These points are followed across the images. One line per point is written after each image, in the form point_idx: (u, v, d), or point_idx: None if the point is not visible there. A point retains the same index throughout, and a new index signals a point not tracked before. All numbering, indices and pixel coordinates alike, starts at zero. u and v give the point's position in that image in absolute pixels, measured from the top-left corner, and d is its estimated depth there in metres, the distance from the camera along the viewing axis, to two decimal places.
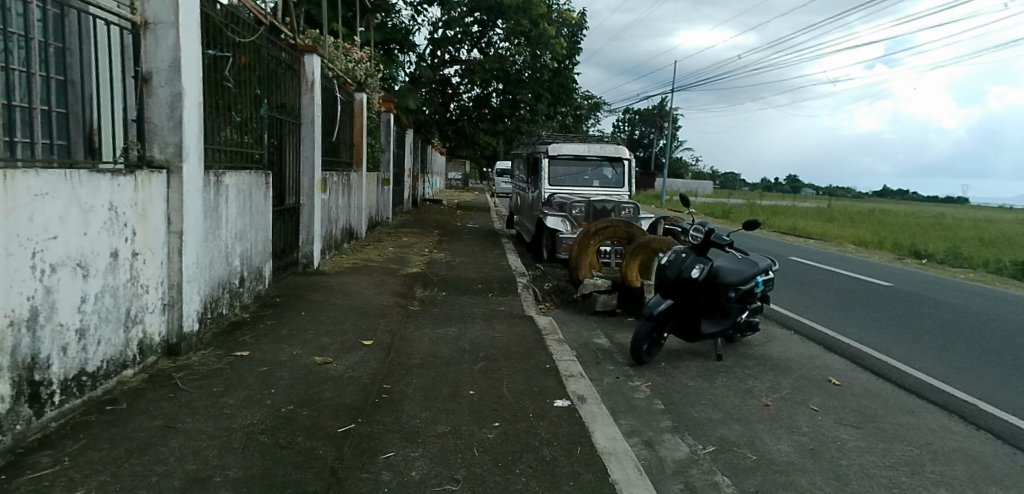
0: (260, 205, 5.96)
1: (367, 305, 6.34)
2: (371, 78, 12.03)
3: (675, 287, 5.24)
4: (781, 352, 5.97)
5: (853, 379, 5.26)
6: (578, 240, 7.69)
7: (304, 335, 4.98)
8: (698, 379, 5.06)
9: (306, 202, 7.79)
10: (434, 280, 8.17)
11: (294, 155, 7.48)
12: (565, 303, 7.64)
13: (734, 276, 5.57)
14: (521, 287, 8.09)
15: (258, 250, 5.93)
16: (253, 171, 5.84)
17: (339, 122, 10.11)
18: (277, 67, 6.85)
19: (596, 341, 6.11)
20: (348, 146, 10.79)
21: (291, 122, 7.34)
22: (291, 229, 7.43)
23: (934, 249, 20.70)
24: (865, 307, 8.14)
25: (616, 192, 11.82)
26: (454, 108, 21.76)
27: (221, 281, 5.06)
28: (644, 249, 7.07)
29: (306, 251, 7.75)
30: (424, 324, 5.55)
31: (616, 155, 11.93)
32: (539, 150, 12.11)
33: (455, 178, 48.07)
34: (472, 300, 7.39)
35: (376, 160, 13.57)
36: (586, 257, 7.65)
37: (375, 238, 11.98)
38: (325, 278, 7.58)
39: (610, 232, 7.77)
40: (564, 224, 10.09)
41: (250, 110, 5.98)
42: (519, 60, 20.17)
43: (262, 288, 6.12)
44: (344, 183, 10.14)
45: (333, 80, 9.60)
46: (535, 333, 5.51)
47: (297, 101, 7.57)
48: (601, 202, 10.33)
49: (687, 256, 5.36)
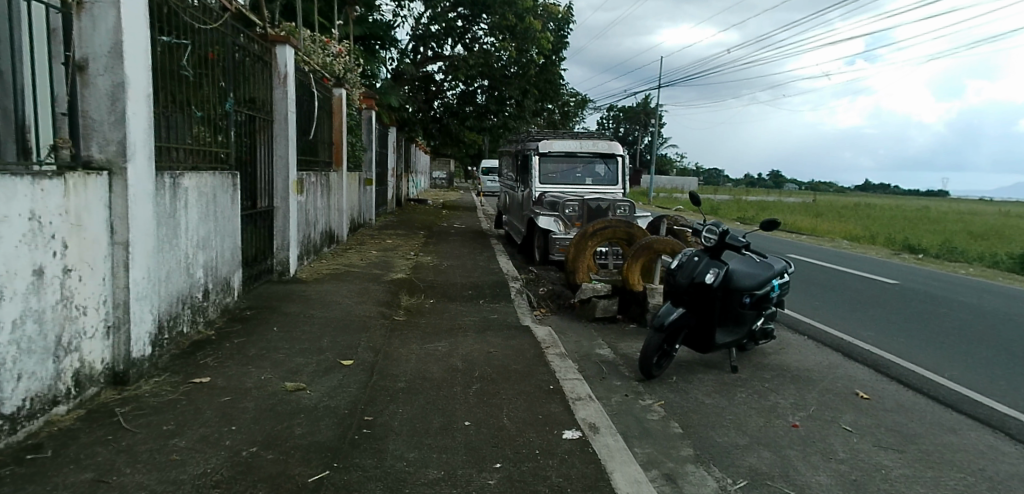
0: (226, 209, 5.38)
1: (349, 317, 5.81)
2: (351, 74, 11.45)
3: (687, 295, 4.80)
4: (798, 362, 5.56)
5: (882, 394, 4.88)
6: (575, 242, 7.20)
7: (276, 356, 4.44)
8: (715, 395, 4.60)
9: (280, 205, 7.21)
10: (420, 286, 7.65)
11: (266, 154, 6.90)
12: (562, 310, 7.17)
13: (749, 280, 5.15)
14: (514, 292, 7.60)
15: (225, 258, 5.35)
16: (218, 171, 5.25)
17: (317, 119, 9.53)
18: (245, 58, 6.26)
19: (598, 353, 5.63)
20: (327, 145, 10.20)
21: (262, 118, 6.76)
22: (264, 234, 6.86)
23: (925, 243, 20.62)
24: (875, 308, 7.79)
25: (609, 190, 11.36)
26: (439, 106, 21.20)
27: (179, 295, 4.49)
28: (646, 250, 6.72)
29: (281, 257, 7.19)
30: (411, 339, 5.03)
31: (609, 151, 11.47)
32: (529, 147, 11.60)
33: (439, 178, 47.45)
34: (462, 308, 6.88)
35: (358, 159, 12.99)
36: (584, 260, 7.17)
37: (358, 241, 11.41)
38: (303, 287, 7.01)
39: (608, 233, 7.30)
40: (558, 225, 9.77)
41: (214, 105, 5.39)
42: (505, 55, 19.65)
43: (231, 300, 5.56)
44: (323, 184, 9.56)
45: (309, 74, 9.01)
46: (533, 346, 5.01)
47: (269, 96, 6.98)
48: (596, 201, 9.79)
49: (700, 260, 4.91)
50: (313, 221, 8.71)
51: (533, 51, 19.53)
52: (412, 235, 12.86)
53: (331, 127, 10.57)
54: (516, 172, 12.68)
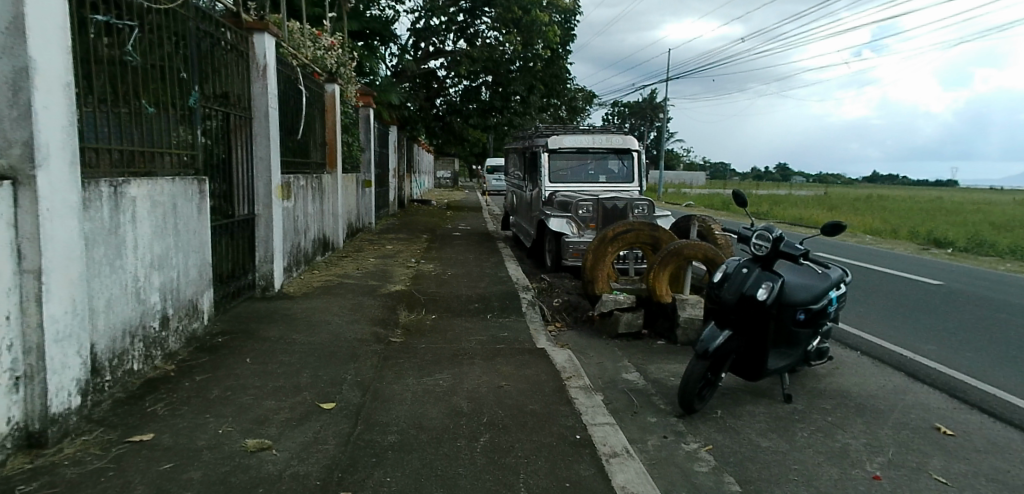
0: (190, 221, 4.62)
1: (337, 341, 5.04)
2: (345, 69, 10.70)
3: (735, 314, 4.03)
4: (859, 386, 4.73)
5: (970, 426, 4.03)
6: (592, 247, 6.42)
7: (241, 398, 3.67)
8: (772, 436, 3.80)
9: (262, 212, 6.43)
10: (421, 299, 6.88)
11: (243, 156, 6.15)
12: (579, 324, 6.41)
13: (805, 293, 4.37)
14: (525, 304, 6.83)
15: (188, 278, 4.60)
16: (180, 177, 4.50)
17: (307, 118, 8.81)
18: (215, 48, 5.49)
19: (625, 379, 4.85)
20: (319, 145, 9.47)
21: (238, 116, 6.01)
22: (244, 246, 6.12)
23: (953, 236, 19.67)
24: (929, 315, 6.96)
25: (624, 187, 10.58)
26: (441, 104, 20.48)
27: (126, 328, 3.74)
28: (674, 256, 5.93)
29: (263, 271, 6.43)
30: (407, 369, 4.27)
31: (624, 146, 10.64)
32: (538, 143, 10.81)
33: (445, 178, 46.84)
34: (467, 326, 6.10)
35: (355, 159, 12.24)
36: (603, 268, 6.37)
37: (356, 247, 10.68)
38: (289, 304, 6.25)
39: (631, 238, 6.50)
40: (570, 226, 9.02)
41: (175, 100, 4.63)
42: (510, 49, 18.85)
43: (199, 326, 4.81)
44: (315, 187, 8.81)
45: (296, 68, 8.27)
46: (551, 376, 4.23)
47: (245, 90, 6.19)
48: (612, 200, 9.04)
49: (750, 272, 4.11)
50: (303, 228, 7.97)
51: (538, 44, 18.74)
52: (415, 240, 12.13)
53: (324, 126, 9.83)
54: (524, 171, 11.90)
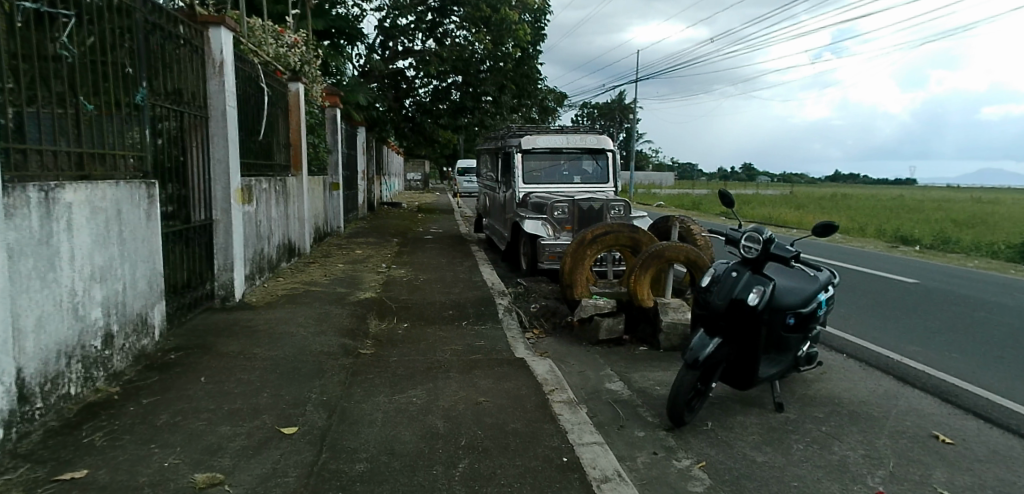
0: (137, 228, 4.18)
1: (301, 354, 4.68)
2: (309, 67, 10.25)
3: (725, 321, 3.85)
4: (850, 394, 4.62)
5: (964, 433, 3.92)
6: (571, 250, 6.19)
7: (191, 425, 3.29)
8: (767, 449, 3.62)
9: (220, 217, 6.00)
10: (392, 307, 6.54)
11: (198, 158, 5.71)
12: (559, 331, 6.18)
13: (794, 297, 4.22)
14: (502, 310, 6.56)
15: (136, 290, 4.15)
16: (125, 180, 4.06)
17: (269, 118, 8.39)
18: (167, 41, 5.03)
19: (610, 389, 4.63)
20: (283, 147, 9.05)
21: (192, 115, 5.56)
22: (201, 254, 5.71)
23: (915, 233, 20.17)
24: (908, 316, 6.95)
25: (599, 188, 10.40)
26: (411, 104, 20.09)
27: (60, 348, 3.30)
28: (656, 258, 5.74)
29: (222, 280, 6.00)
30: (378, 385, 3.96)
31: (598, 146, 10.47)
32: (511, 143, 10.56)
33: (415, 180, 46.28)
34: (442, 335, 5.79)
35: (321, 161, 11.77)
36: (582, 272, 6.14)
37: (323, 252, 10.26)
38: (250, 315, 5.84)
39: (610, 240, 6.29)
40: (546, 228, 8.80)
41: (119, 97, 4.19)
42: (480, 48, 18.56)
43: (149, 342, 4.39)
44: (278, 190, 8.38)
45: (256, 66, 7.85)
46: (533, 389, 3.97)
47: (200, 87, 5.71)
48: (588, 201, 8.86)
49: (740, 276, 3.93)
50: (266, 234, 7.56)
51: (509, 43, 18.52)
52: (385, 244, 11.76)
53: (288, 126, 9.41)
54: (497, 172, 11.67)
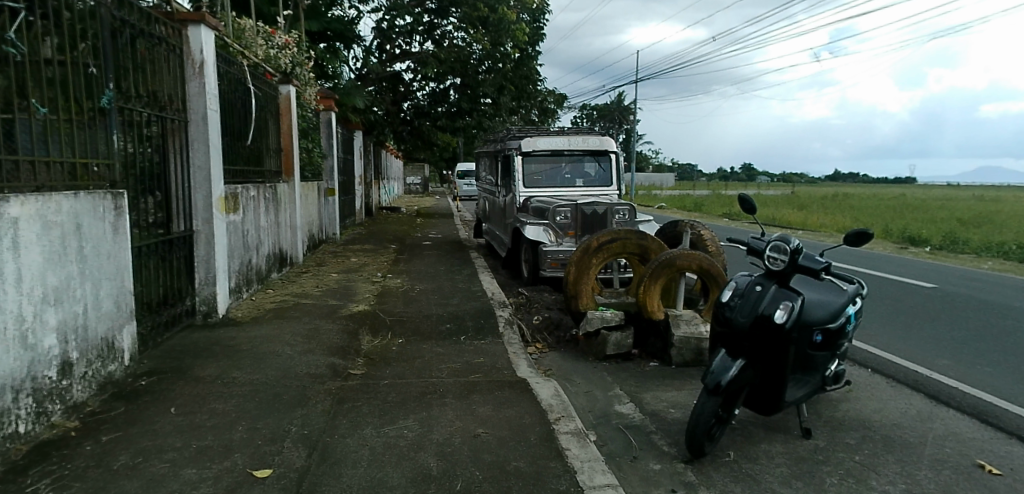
0: (100, 243, 3.79)
1: (285, 377, 4.31)
2: (301, 69, 9.89)
3: (749, 340, 3.50)
4: (880, 416, 4.24)
5: (1013, 462, 3.55)
6: (575, 259, 5.81)
7: (152, 468, 2.92)
8: (797, 484, 3.25)
9: (201, 227, 5.60)
10: (386, 321, 6.17)
11: (177, 166, 5.34)
12: (563, 345, 5.82)
13: (822, 311, 3.85)
14: (502, 323, 6.19)
15: (99, 312, 3.77)
16: (86, 191, 3.66)
17: (257, 122, 8.04)
18: (140, 40, 4.65)
19: (619, 412, 4.26)
20: (273, 152, 8.70)
21: (170, 119, 5.17)
22: (180, 267, 5.35)
23: (923, 233, 19.80)
24: (931, 325, 6.58)
25: (602, 191, 10.05)
26: (408, 107, 19.76)
27: (5, 382, 2.91)
28: (667, 268, 5.36)
29: (203, 294, 5.62)
30: (365, 415, 3.59)
31: (601, 148, 10.11)
32: (510, 146, 10.20)
33: (415, 184, 45.93)
34: (439, 352, 5.41)
35: (315, 166, 11.41)
36: (587, 282, 5.75)
37: (317, 261, 9.90)
38: (234, 332, 5.48)
39: (617, 247, 5.90)
40: (548, 234, 8.44)
41: (81, 100, 3.79)
42: (478, 49, 18.24)
43: (117, 368, 4.00)
44: (268, 197, 8.04)
45: (243, 68, 7.51)
46: (537, 417, 3.60)
47: (179, 90, 5.32)
48: (591, 205, 8.51)
49: (765, 290, 3.56)
50: (254, 243, 7.21)
51: (508, 44, 18.21)
52: (382, 251, 11.40)
53: (279, 130, 9.05)
54: (496, 176, 11.32)
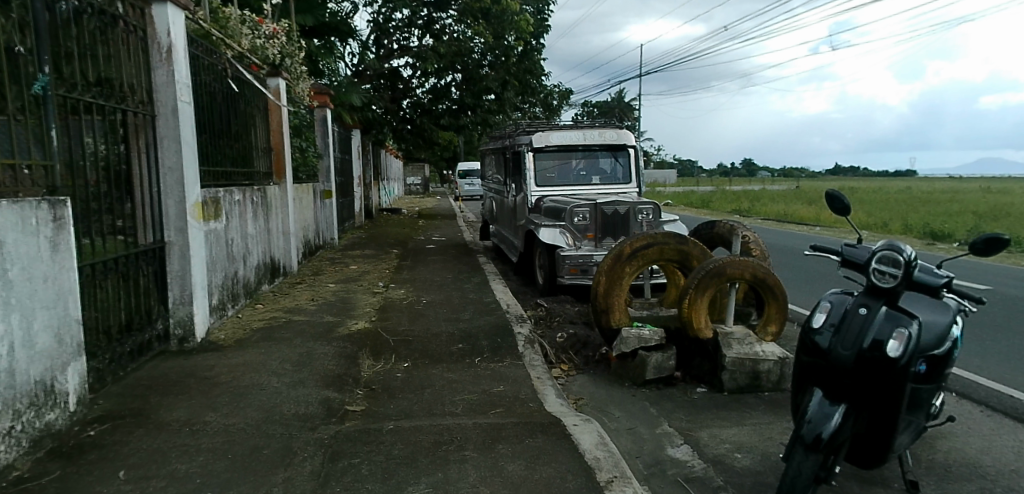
0: (33, 263, 3.02)
1: (267, 422, 3.55)
2: (292, 60, 9.14)
3: (855, 382, 2.74)
4: (993, 461, 3.48)
5: None
6: (606, 268, 5.05)
7: None
8: None
9: (174, 238, 4.82)
10: (390, 340, 5.41)
11: (141, 167, 4.58)
12: (593, 368, 5.09)
13: (932, 335, 3.07)
14: (522, 340, 5.45)
15: (31, 352, 2.97)
16: (9, 199, 2.85)
17: (243, 119, 7.29)
18: (86, 16, 3.87)
19: (675, 460, 3.49)
20: (261, 151, 7.95)
21: (131, 112, 4.40)
22: (151, 286, 4.61)
23: (947, 228, 19.01)
24: (1006, 336, 5.80)
25: (621, 189, 9.30)
26: (408, 105, 18.94)
27: None
28: (715, 277, 4.60)
29: (178, 315, 4.84)
30: (365, 477, 2.84)
31: (618, 142, 9.34)
32: (520, 142, 9.43)
33: (415, 185, 45.16)
34: (451, 379, 4.66)
35: (310, 167, 10.67)
36: (621, 294, 5.00)
37: (314, 269, 9.15)
38: (213, 358, 4.72)
39: (654, 254, 5.12)
40: (565, 237, 7.71)
41: (4, 86, 3.00)
42: (480, 42, 17.47)
43: (58, 418, 3.23)
44: (257, 202, 7.30)
45: (226, 59, 6.77)
46: (584, 478, 2.84)
47: (140, 78, 4.55)
48: (612, 205, 7.76)
49: (873, 316, 2.78)
50: (240, 253, 6.46)
51: (510, 36, 17.43)
52: (384, 256, 10.66)
53: (268, 128, 8.30)
54: (504, 174, 10.55)
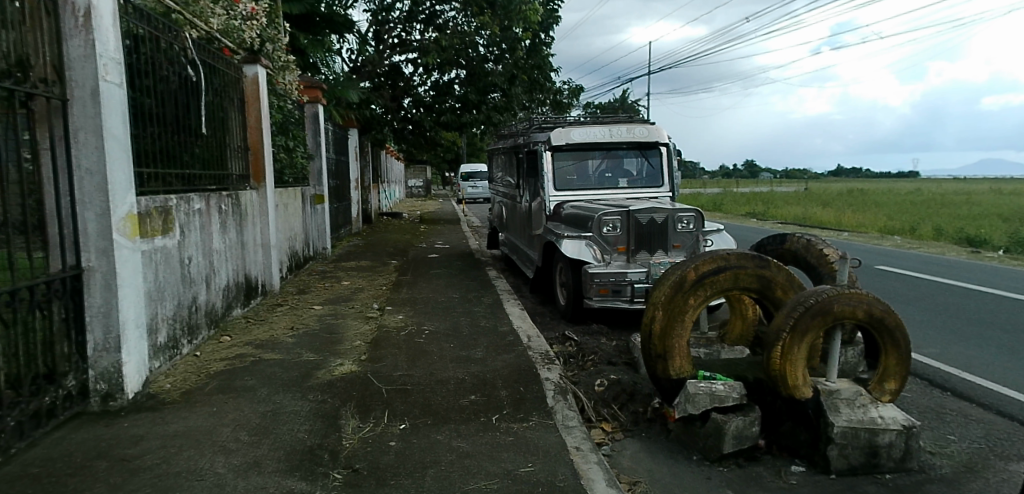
0: None
1: None
2: (272, 46, 7.96)
3: None
4: None
5: None
6: (663, 299, 3.86)
7: None
8: None
9: (95, 263, 3.62)
10: (381, 391, 4.23)
11: (43, 170, 3.40)
12: (648, 431, 3.91)
13: None
14: (553, 388, 4.27)
15: None
16: None
17: (210, 111, 6.12)
18: None
19: None
20: (235, 151, 6.77)
21: (28, 95, 3.22)
22: (60, 329, 3.44)
23: (984, 233, 17.79)
24: None
25: (651, 193, 8.12)
26: (409, 103, 17.77)
27: None
28: (818, 317, 3.43)
29: (100, 366, 3.66)
30: None
31: (648, 139, 8.14)
32: (536, 139, 8.23)
33: (416, 188, 44.01)
34: (463, 451, 3.48)
35: (298, 169, 9.49)
36: (682, 335, 3.82)
37: (299, 286, 7.97)
38: (144, 424, 3.55)
39: (726, 281, 3.87)
40: (592, 251, 6.55)
41: None
42: (486, 35, 16.31)
43: None
44: (228, 210, 6.16)
45: (187, 38, 5.61)
46: None
47: (41, 49, 3.35)
48: (647, 212, 6.57)
49: None
50: (201, 274, 5.29)
51: (518, 28, 16.28)
52: (381, 269, 9.48)
53: (245, 124, 7.12)
54: (516, 177, 9.37)
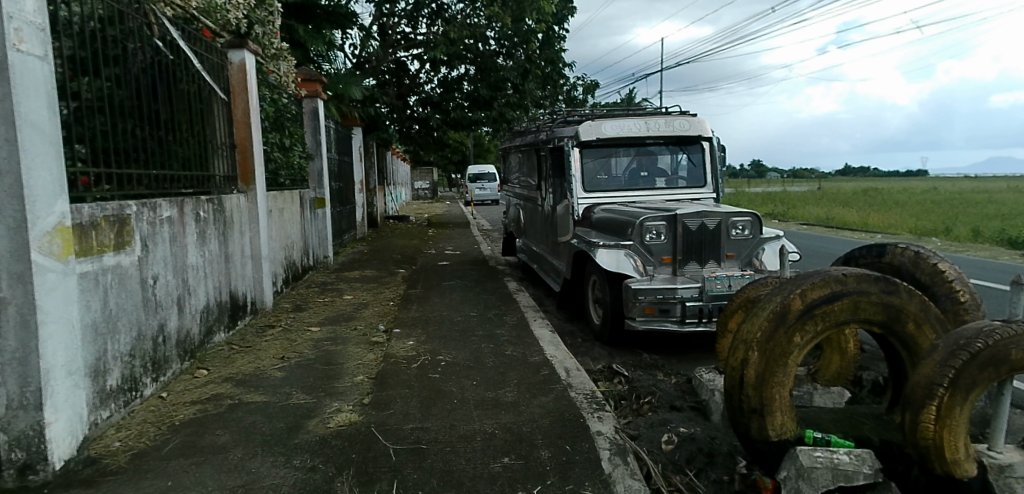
0: None
1: None
2: (261, 31, 7.04)
3: None
4: None
5: None
6: (759, 336, 2.91)
7: None
8: None
9: (5, 293, 2.71)
10: (387, 450, 3.30)
11: None
12: None
13: None
14: (609, 446, 3.32)
15: None
16: None
17: (188, 100, 5.22)
18: None
19: None
20: (219, 149, 5.87)
21: None
22: None
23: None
24: None
25: (691, 194, 7.17)
26: (415, 102, 16.87)
27: None
28: (989, 368, 2.48)
29: (14, 430, 2.77)
30: None
31: (689, 133, 7.18)
32: (561, 135, 7.28)
33: (422, 190, 43.12)
34: None
35: (295, 170, 8.58)
36: (785, 383, 2.88)
37: (295, 303, 7.06)
38: None
39: (843, 311, 2.91)
40: (633, 262, 5.56)
41: None
42: (496, 27, 15.40)
43: None
44: (210, 217, 5.28)
45: (159, 13, 4.70)
46: None
47: None
48: (697, 216, 5.64)
49: None
50: (171, 296, 4.40)
51: (530, 19, 15.36)
52: (388, 281, 8.55)
53: (231, 118, 6.21)
54: (537, 177, 8.41)
